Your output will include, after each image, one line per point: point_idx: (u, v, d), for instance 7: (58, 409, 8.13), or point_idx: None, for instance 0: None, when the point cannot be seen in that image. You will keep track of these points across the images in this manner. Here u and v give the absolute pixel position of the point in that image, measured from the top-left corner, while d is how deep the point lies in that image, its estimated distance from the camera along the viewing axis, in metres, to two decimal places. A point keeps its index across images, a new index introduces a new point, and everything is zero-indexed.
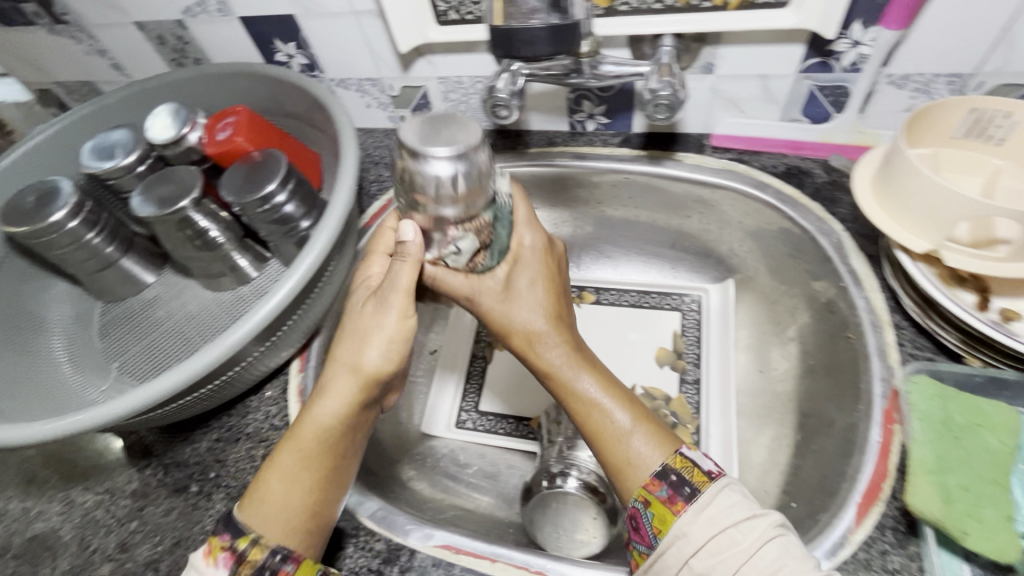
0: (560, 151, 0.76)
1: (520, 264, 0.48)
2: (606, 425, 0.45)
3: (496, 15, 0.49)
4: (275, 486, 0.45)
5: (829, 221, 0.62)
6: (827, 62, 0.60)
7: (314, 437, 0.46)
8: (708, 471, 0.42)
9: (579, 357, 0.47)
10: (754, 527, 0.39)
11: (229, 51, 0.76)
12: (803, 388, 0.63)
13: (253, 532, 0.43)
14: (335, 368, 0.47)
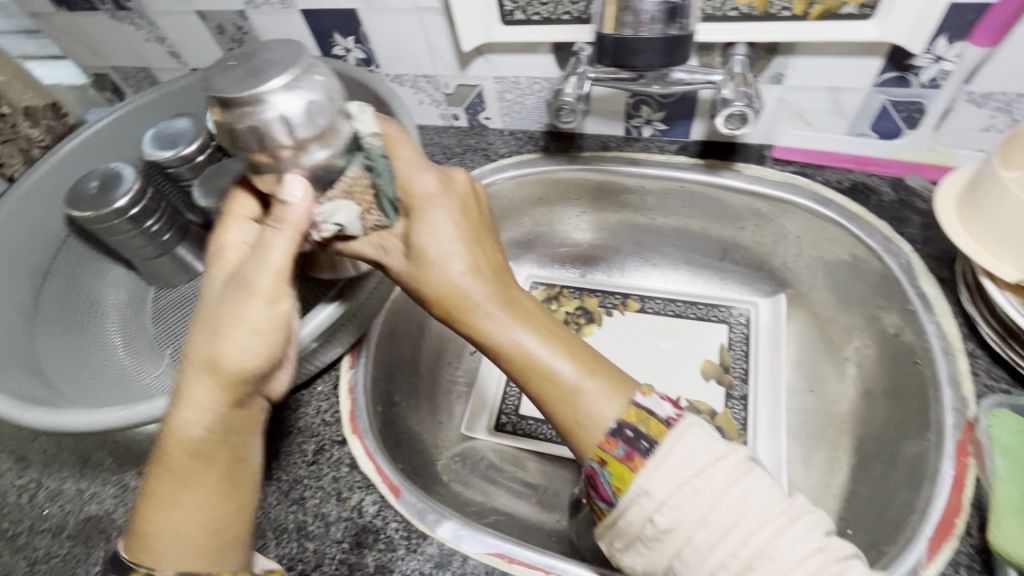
0: (613, 156, 0.74)
1: (417, 214, 0.48)
2: (553, 379, 0.43)
3: (609, 21, 0.49)
4: (165, 513, 0.40)
5: (897, 241, 0.61)
6: (904, 77, 0.58)
7: (188, 452, 0.41)
8: (664, 419, 0.40)
9: (508, 305, 0.46)
10: (716, 474, 0.37)
11: (286, 43, 0.77)
12: (862, 411, 0.61)
13: (147, 567, 0.39)
14: (188, 376, 0.41)
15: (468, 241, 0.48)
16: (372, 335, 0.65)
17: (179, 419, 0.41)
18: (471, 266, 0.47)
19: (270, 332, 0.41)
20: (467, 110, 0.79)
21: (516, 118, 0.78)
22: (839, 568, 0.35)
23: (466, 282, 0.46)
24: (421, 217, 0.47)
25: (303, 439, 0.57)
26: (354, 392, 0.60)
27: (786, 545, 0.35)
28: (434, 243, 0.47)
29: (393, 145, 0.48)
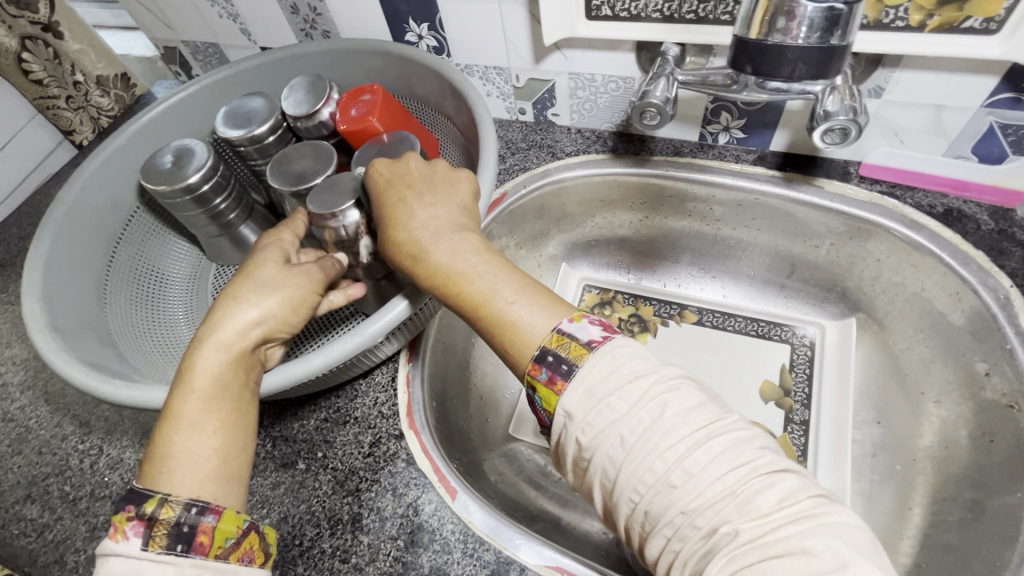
0: (686, 163, 0.71)
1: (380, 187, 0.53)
2: (481, 302, 0.43)
3: (755, 26, 0.45)
4: (179, 436, 0.40)
5: (996, 275, 0.57)
6: (1020, 99, 0.54)
7: (212, 376, 0.43)
8: (585, 342, 0.38)
9: (445, 236, 0.47)
10: (632, 390, 0.36)
11: (358, 26, 0.76)
12: (941, 448, 0.58)
13: (160, 493, 0.37)
14: (220, 313, 0.45)
15: (411, 192, 0.51)
16: (431, 330, 0.63)
17: (206, 351, 0.43)
18: (410, 208, 0.49)
19: (304, 293, 0.48)
20: (536, 104, 0.77)
21: (585, 116, 0.75)
22: (768, 482, 0.33)
23: (406, 222, 0.49)
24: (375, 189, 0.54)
25: (360, 430, 0.57)
26: (411, 387, 0.59)
27: (707, 460, 0.33)
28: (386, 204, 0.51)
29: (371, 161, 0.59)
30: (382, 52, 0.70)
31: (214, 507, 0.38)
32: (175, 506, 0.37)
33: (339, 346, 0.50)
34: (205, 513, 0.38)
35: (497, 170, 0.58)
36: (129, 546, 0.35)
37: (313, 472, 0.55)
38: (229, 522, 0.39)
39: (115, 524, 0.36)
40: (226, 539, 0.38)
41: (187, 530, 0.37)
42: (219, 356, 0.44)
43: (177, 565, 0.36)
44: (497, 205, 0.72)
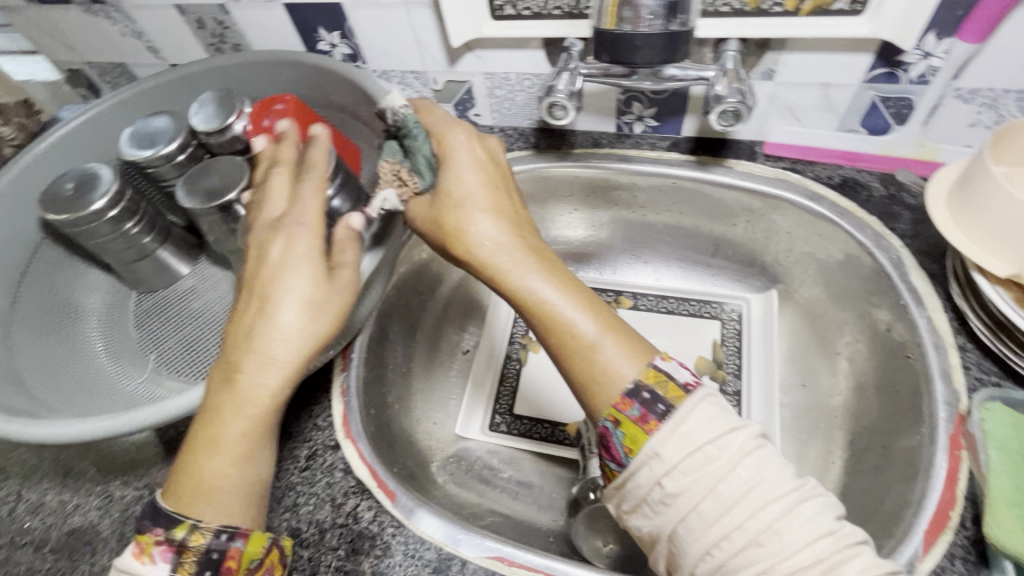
0: (605, 154, 0.74)
1: (447, 167, 0.51)
2: (552, 311, 0.47)
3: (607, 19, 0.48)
4: (226, 467, 0.42)
5: (888, 236, 0.61)
6: (894, 73, 0.58)
7: (264, 400, 0.43)
8: (683, 384, 0.40)
9: (525, 255, 0.49)
10: (730, 444, 0.37)
11: (270, 38, 0.75)
12: (855, 402, 0.62)
13: (196, 518, 0.41)
14: (264, 334, 0.43)
15: (491, 195, 0.51)
16: (362, 337, 0.63)
17: (257, 369, 0.43)
18: (490, 217, 0.50)
19: (336, 304, 0.46)
20: (457, 106, 0.77)
21: (506, 115, 0.77)
22: (850, 552, 0.35)
23: (482, 229, 0.50)
24: (445, 169, 0.52)
25: (295, 444, 0.56)
26: (346, 396, 0.59)
27: (797, 523, 0.35)
28: (460, 198, 0.51)
29: (426, 112, 0.54)
30: (295, 63, 0.69)
31: (243, 532, 0.42)
32: (205, 533, 0.41)
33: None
34: (234, 539, 0.41)
35: None
36: (157, 568, 0.40)
37: None
38: (256, 544, 0.43)
39: (143, 548, 0.40)
40: (252, 560, 0.42)
41: (213, 556, 0.40)
42: (279, 383, 0.43)
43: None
44: None
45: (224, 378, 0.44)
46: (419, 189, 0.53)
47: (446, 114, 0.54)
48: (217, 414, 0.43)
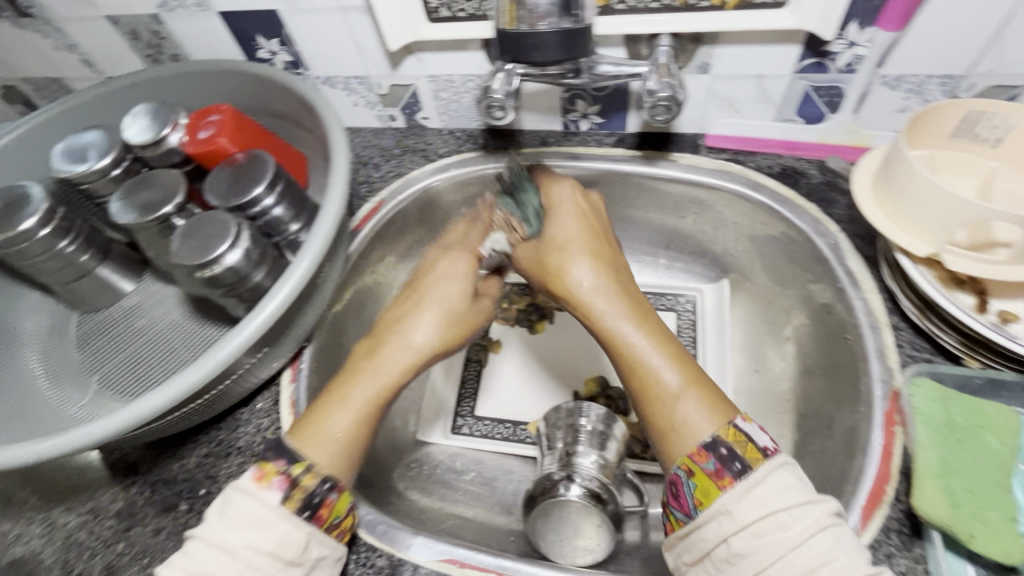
0: (554, 152, 0.74)
1: (554, 214, 0.58)
2: (639, 357, 0.49)
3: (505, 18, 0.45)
4: (340, 423, 0.48)
5: (825, 222, 0.63)
6: (823, 62, 0.60)
7: (400, 370, 0.52)
8: (761, 447, 0.41)
9: (617, 298, 0.53)
10: (804, 516, 0.38)
11: (209, 48, 0.73)
12: (802, 386, 0.63)
13: (309, 460, 0.45)
14: (410, 321, 0.54)
15: (591, 242, 0.56)
16: (312, 346, 0.62)
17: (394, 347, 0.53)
18: (588, 262, 0.54)
19: (463, 316, 0.56)
20: (404, 110, 0.77)
21: (453, 117, 0.76)
22: None
23: (582, 273, 0.54)
24: (554, 217, 0.58)
25: (243, 459, 0.55)
26: (296, 408, 0.58)
27: None
28: (563, 243, 0.56)
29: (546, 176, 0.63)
30: (233, 72, 0.68)
31: (339, 488, 0.46)
32: (315, 477, 0.44)
33: (192, 375, 0.48)
34: (331, 491, 0.45)
35: (351, 176, 0.58)
36: (273, 496, 0.42)
37: (196, 511, 0.53)
38: (343, 504, 0.46)
39: (265, 473, 0.43)
40: (337, 516, 0.45)
41: (315, 500, 0.44)
42: (407, 364, 0.52)
43: (304, 526, 0.42)
44: (372, 216, 0.72)
45: (370, 351, 0.53)
46: (524, 236, 0.60)
47: (563, 177, 0.63)
48: (352, 380, 0.50)
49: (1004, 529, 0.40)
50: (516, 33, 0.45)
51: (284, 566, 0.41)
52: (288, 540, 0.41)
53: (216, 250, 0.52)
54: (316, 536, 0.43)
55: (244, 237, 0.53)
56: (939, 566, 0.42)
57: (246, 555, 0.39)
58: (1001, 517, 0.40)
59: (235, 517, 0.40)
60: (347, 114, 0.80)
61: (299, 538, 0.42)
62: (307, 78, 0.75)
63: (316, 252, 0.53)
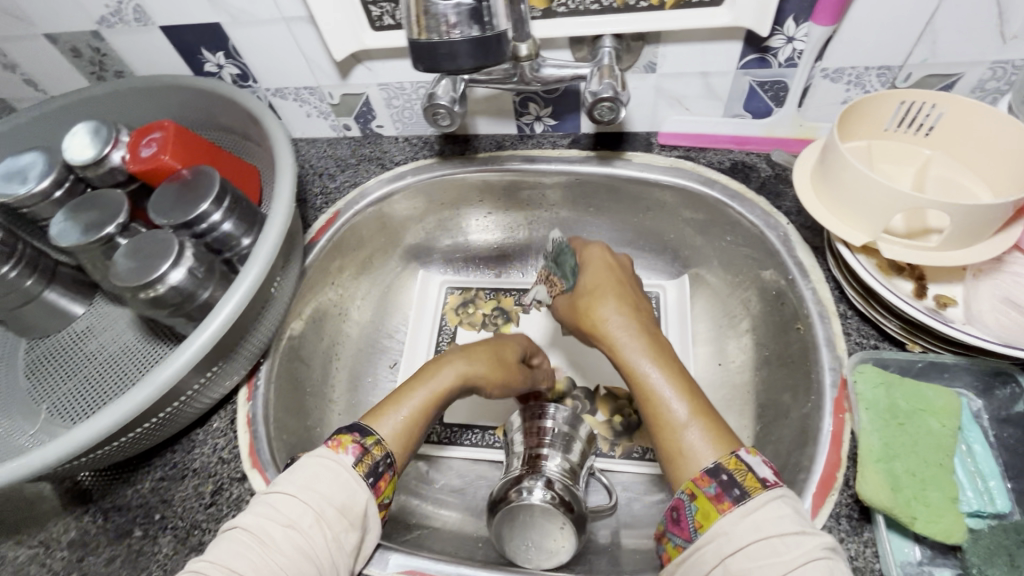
0: (509, 155, 0.74)
1: (587, 263, 0.61)
2: (655, 394, 0.48)
3: (414, 25, 0.42)
4: (400, 410, 0.53)
5: (775, 214, 0.63)
6: (765, 58, 0.60)
7: (449, 385, 0.57)
8: (762, 478, 0.41)
9: (642, 337, 0.52)
10: (799, 542, 0.37)
11: (154, 63, 0.72)
12: (760, 377, 0.64)
13: (377, 435, 0.50)
14: (471, 347, 0.62)
15: (619, 288, 0.57)
16: (269, 362, 0.61)
17: (455, 371, 0.58)
18: (614, 304, 0.55)
19: (506, 356, 0.63)
20: (358, 119, 0.76)
21: (408, 124, 0.76)
22: None
23: (610, 314, 0.55)
24: (588, 263, 0.61)
25: (199, 481, 0.54)
26: (252, 425, 0.57)
27: None
28: (592, 288, 0.58)
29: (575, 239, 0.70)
30: (178, 86, 0.67)
31: (393, 469, 0.50)
32: (381, 449, 0.50)
33: (135, 397, 0.48)
34: (390, 467, 0.50)
35: (297, 186, 0.58)
36: (346, 458, 0.47)
37: (150, 536, 0.52)
38: (388, 491, 0.49)
39: (343, 440, 0.49)
40: (386, 497, 0.49)
41: (379, 470, 0.49)
42: (464, 378, 0.58)
43: (366, 490, 0.46)
44: (329, 227, 0.71)
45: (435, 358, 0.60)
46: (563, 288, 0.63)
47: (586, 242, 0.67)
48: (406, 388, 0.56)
49: (944, 508, 0.41)
50: (429, 42, 0.42)
51: (344, 525, 0.44)
52: (350, 499, 0.45)
53: (158, 269, 0.51)
54: (373, 504, 0.47)
55: (187, 255, 0.53)
56: (887, 549, 0.43)
57: (317, 505, 0.43)
58: (941, 497, 0.42)
59: (309, 473, 0.45)
60: (301, 125, 0.79)
61: (361, 498, 0.46)
62: (257, 90, 0.74)
63: (260, 268, 0.53)
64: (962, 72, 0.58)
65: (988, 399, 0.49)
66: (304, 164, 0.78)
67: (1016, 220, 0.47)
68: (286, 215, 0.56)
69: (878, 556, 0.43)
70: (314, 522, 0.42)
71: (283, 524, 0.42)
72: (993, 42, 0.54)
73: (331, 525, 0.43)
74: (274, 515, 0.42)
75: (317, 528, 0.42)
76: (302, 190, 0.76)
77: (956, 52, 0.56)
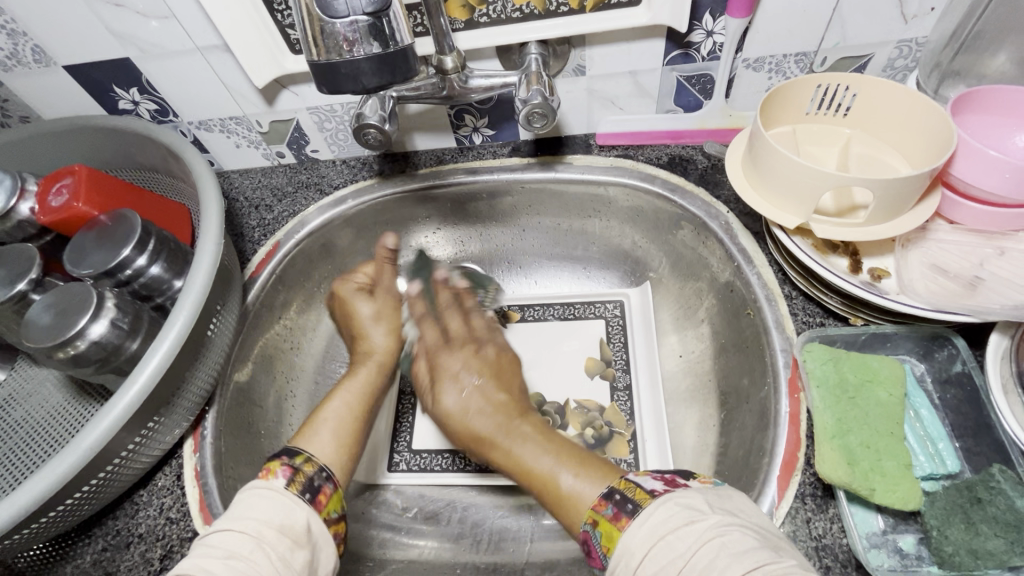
0: (451, 169, 0.73)
1: (443, 368, 0.58)
2: (545, 477, 0.47)
3: (311, 45, 0.41)
4: (320, 424, 0.53)
5: (716, 204, 0.65)
6: (688, 53, 0.62)
7: (366, 386, 0.58)
8: (650, 488, 0.41)
9: (509, 439, 0.51)
10: (691, 532, 0.37)
11: (62, 104, 0.68)
12: (719, 366, 0.64)
13: (306, 453, 0.49)
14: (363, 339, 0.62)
15: (476, 389, 0.55)
16: (215, 409, 0.58)
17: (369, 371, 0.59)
18: (477, 409, 0.54)
19: (396, 314, 0.63)
20: (291, 145, 0.74)
21: (344, 147, 0.74)
22: None
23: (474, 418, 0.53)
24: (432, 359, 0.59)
25: (146, 547, 0.51)
26: (200, 478, 0.54)
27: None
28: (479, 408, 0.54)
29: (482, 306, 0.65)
30: (87, 128, 0.63)
31: (334, 479, 0.48)
32: (313, 465, 0.48)
33: (59, 465, 0.44)
34: (329, 480, 0.47)
35: (225, 221, 0.55)
36: (278, 482, 0.45)
37: None
38: (335, 504, 0.47)
39: (269, 466, 0.46)
40: (332, 512, 0.46)
41: (316, 485, 0.46)
42: (365, 366, 0.60)
43: (306, 508, 0.44)
44: (270, 258, 0.68)
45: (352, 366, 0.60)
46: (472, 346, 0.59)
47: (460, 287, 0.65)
48: (326, 401, 0.56)
49: (900, 477, 0.43)
50: (328, 61, 0.41)
51: (289, 545, 0.41)
52: (288, 520, 0.43)
53: (77, 324, 0.48)
54: (316, 519, 0.44)
55: (108, 306, 0.50)
56: (851, 523, 0.44)
57: (253, 532, 0.41)
58: (896, 466, 0.43)
59: (241, 503, 0.43)
60: (231, 156, 0.76)
61: (300, 516, 0.43)
62: (179, 124, 0.71)
63: (188, 315, 0.50)
64: (873, 53, 0.60)
65: (930, 362, 0.51)
66: (239, 197, 0.75)
67: (933, 189, 0.50)
68: (214, 252, 0.53)
69: (844, 532, 0.44)
70: (254, 548, 0.40)
71: (223, 557, 0.39)
72: (896, 22, 0.57)
73: (274, 546, 0.40)
74: (211, 552, 0.39)
75: (257, 554, 0.40)
76: (238, 223, 0.72)
77: (865, 34, 0.58)
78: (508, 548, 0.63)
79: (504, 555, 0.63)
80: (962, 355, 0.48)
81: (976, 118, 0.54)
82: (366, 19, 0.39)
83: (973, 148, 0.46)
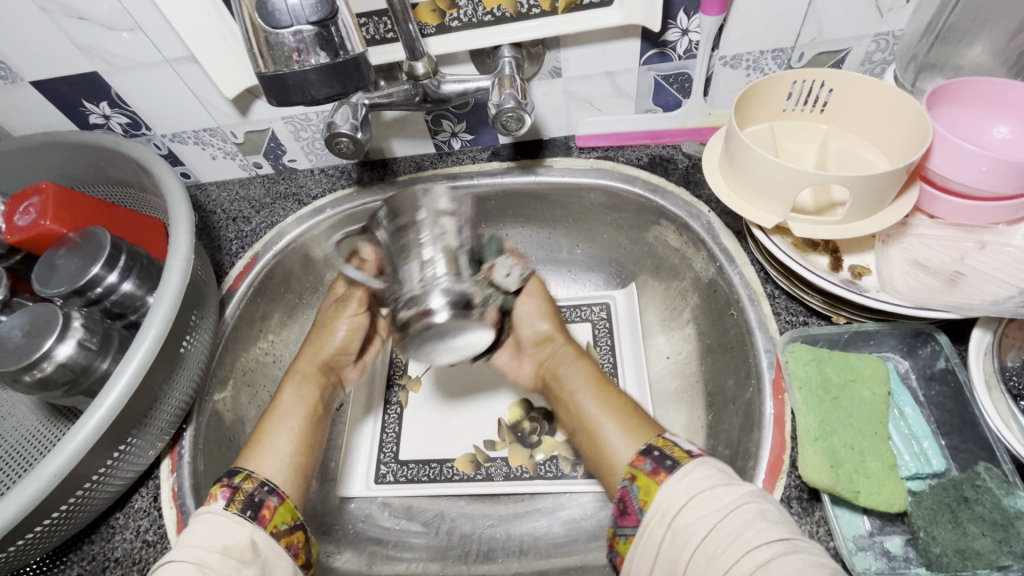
0: (430, 175, 0.72)
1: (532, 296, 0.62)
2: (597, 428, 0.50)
3: (258, 58, 0.40)
4: (261, 447, 0.52)
5: (696, 204, 0.64)
6: (664, 52, 0.61)
7: (302, 404, 0.56)
8: (687, 449, 0.43)
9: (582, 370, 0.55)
10: (730, 491, 0.38)
11: (32, 120, 0.67)
12: (705, 367, 0.63)
13: (246, 471, 0.48)
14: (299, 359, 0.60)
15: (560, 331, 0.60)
16: (193, 426, 0.57)
17: (292, 387, 0.57)
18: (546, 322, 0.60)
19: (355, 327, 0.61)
20: (268, 155, 0.73)
21: (321, 156, 0.73)
22: None
23: (535, 325, 0.60)
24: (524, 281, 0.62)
25: (122, 572, 0.50)
26: (178, 499, 0.53)
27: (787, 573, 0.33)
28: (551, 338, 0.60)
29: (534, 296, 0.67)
30: (55, 143, 0.62)
31: (279, 491, 0.48)
32: (253, 481, 0.47)
33: (26, 489, 0.43)
34: (272, 493, 0.47)
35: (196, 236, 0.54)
36: (217, 505, 0.44)
37: None
38: (287, 511, 0.47)
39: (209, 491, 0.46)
40: (283, 523, 0.46)
41: (258, 501, 0.46)
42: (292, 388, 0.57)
43: (249, 525, 0.43)
44: (246, 272, 0.67)
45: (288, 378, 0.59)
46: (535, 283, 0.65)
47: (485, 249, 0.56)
48: (264, 423, 0.54)
49: (885, 478, 0.42)
50: (276, 73, 0.40)
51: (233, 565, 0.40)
52: (233, 539, 0.42)
53: (44, 345, 0.47)
54: (262, 535, 0.44)
55: (75, 326, 0.49)
56: (837, 526, 0.43)
57: (195, 557, 0.40)
58: (881, 467, 0.42)
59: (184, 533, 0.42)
60: (207, 168, 0.75)
61: (243, 535, 0.42)
62: (152, 137, 0.70)
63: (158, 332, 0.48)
64: (850, 47, 0.60)
65: (914, 359, 0.50)
66: (216, 209, 0.74)
67: (911, 184, 0.49)
68: (185, 269, 0.52)
69: (830, 535, 0.43)
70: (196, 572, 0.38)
71: None
72: (872, 16, 0.56)
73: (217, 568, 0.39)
74: None
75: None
76: (215, 236, 0.72)
77: (841, 28, 0.58)
78: (497, 558, 0.62)
79: (492, 565, 0.62)
80: (945, 351, 0.48)
81: (953, 111, 0.53)
82: (311, 28, 0.39)
83: (949, 142, 0.45)
